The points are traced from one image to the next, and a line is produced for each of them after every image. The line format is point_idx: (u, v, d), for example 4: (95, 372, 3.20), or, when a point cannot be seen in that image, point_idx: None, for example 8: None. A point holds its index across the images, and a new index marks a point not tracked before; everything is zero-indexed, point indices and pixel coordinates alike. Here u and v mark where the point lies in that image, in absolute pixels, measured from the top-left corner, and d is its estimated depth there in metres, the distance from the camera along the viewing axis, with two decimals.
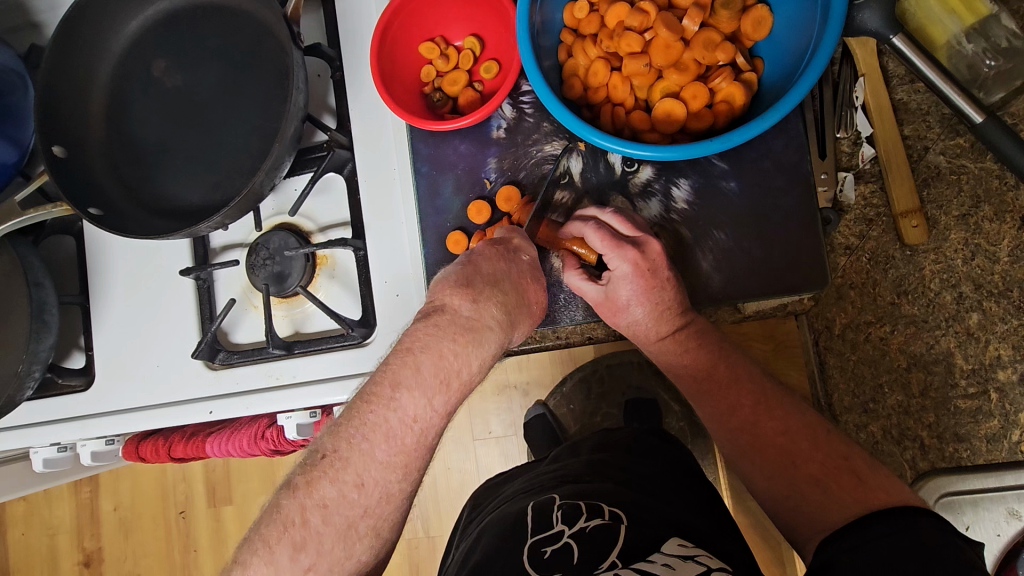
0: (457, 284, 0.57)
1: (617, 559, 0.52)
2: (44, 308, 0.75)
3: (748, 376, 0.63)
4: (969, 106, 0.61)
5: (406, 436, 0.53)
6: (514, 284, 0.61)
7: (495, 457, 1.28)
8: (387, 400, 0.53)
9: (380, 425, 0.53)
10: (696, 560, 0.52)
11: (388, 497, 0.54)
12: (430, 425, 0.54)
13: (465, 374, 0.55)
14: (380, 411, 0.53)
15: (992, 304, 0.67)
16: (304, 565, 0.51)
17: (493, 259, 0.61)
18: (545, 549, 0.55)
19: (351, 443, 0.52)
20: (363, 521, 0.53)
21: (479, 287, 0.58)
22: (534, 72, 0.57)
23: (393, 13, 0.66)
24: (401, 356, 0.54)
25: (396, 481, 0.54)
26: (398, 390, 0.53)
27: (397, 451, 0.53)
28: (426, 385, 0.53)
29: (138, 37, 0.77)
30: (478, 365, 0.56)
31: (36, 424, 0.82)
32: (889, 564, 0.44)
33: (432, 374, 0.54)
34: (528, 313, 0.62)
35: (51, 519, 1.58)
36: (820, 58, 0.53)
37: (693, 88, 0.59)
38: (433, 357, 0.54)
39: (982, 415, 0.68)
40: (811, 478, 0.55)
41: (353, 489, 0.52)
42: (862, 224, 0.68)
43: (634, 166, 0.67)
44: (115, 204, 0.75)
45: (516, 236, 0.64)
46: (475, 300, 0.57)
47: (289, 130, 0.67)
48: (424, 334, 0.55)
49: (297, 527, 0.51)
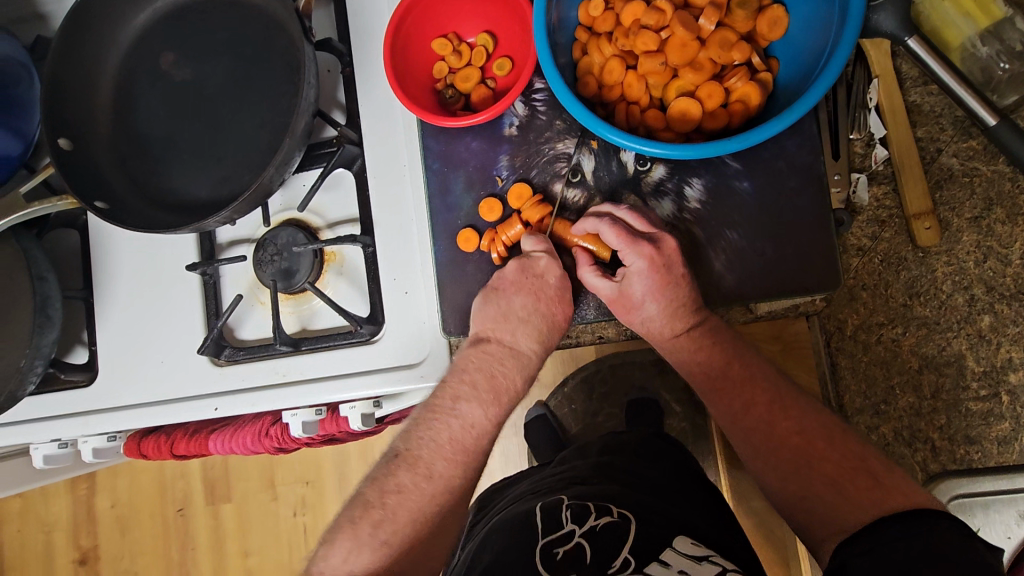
0: (497, 318, 0.65)
1: (630, 556, 0.52)
2: (47, 302, 0.75)
3: (763, 374, 0.63)
4: (983, 109, 0.62)
5: (465, 438, 0.62)
6: (545, 313, 0.65)
7: (496, 458, 1.28)
8: (449, 410, 0.62)
9: (443, 431, 0.62)
10: (710, 560, 0.53)
11: (450, 489, 0.60)
12: (484, 431, 0.63)
13: (513, 389, 0.65)
14: (443, 418, 0.62)
15: (1004, 307, 0.67)
16: (381, 539, 0.57)
17: (523, 291, 0.65)
18: (557, 550, 0.55)
19: (419, 442, 0.61)
20: (429, 507, 0.59)
21: (515, 320, 0.65)
22: (551, 69, 0.57)
23: (406, 9, 0.66)
24: (457, 374, 0.64)
25: (458, 476, 0.61)
26: (458, 402, 0.62)
27: (459, 450, 0.61)
28: (482, 398, 0.63)
29: (146, 30, 0.77)
30: (522, 381, 0.66)
31: (37, 419, 0.81)
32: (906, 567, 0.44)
33: (486, 389, 0.63)
34: (558, 330, 0.67)
35: (47, 517, 1.57)
36: (838, 58, 0.53)
37: (709, 87, 0.59)
38: (485, 375, 0.64)
39: (993, 417, 0.68)
40: (828, 480, 0.55)
41: (423, 479, 0.59)
42: (875, 225, 0.68)
43: (647, 165, 0.67)
44: (121, 198, 0.74)
45: (543, 257, 0.66)
46: (514, 332, 0.66)
47: (300, 126, 0.66)
48: (475, 358, 0.65)
49: (375, 508, 0.58)
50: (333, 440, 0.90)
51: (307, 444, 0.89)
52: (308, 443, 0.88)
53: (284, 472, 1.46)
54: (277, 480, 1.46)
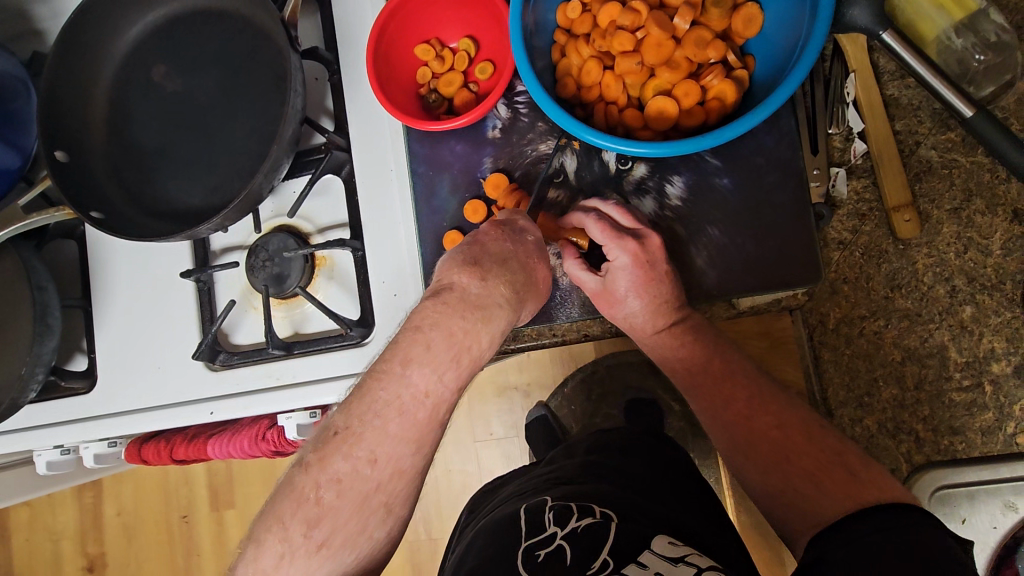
0: (466, 265, 0.58)
1: (609, 559, 0.52)
2: (47, 312, 0.76)
3: (744, 372, 0.64)
4: (959, 100, 0.62)
5: (418, 411, 0.54)
6: (523, 263, 0.61)
7: (496, 459, 1.29)
8: (398, 376, 0.54)
9: (392, 403, 0.53)
10: (687, 561, 0.52)
11: (400, 473, 0.55)
12: (441, 401, 0.55)
13: (476, 350, 0.56)
14: (391, 388, 0.53)
15: (985, 298, 0.67)
16: (318, 540, 0.52)
17: (498, 236, 0.62)
18: (538, 553, 0.55)
19: (364, 420, 0.53)
20: (376, 496, 0.54)
21: (488, 266, 0.59)
22: (528, 72, 0.58)
23: (389, 15, 0.67)
24: (410, 334, 0.55)
25: (409, 455, 0.54)
26: (409, 366, 0.54)
27: (409, 425, 0.54)
28: (437, 362, 0.54)
29: (139, 42, 0.78)
30: (488, 342, 0.57)
31: (39, 427, 0.83)
32: (884, 561, 0.44)
33: (443, 351, 0.54)
34: (537, 291, 0.63)
35: (55, 525, 1.59)
36: (809, 52, 0.53)
37: (685, 86, 0.60)
38: (443, 334, 0.55)
39: (976, 408, 0.68)
40: (805, 472, 0.55)
41: (367, 465, 0.53)
42: (855, 219, 0.68)
43: (628, 164, 0.68)
44: (115, 208, 0.75)
45: (521, 218, 0.64)
46: (483, 279, 0.57)
47: (287, 133, 0.68)
48: (433, 311, 0.56)
49: (310, 503, 0.52)
50: None
51: (303, 446, 0.90)
52: (305, 445, 0.90)
53: None
54: None
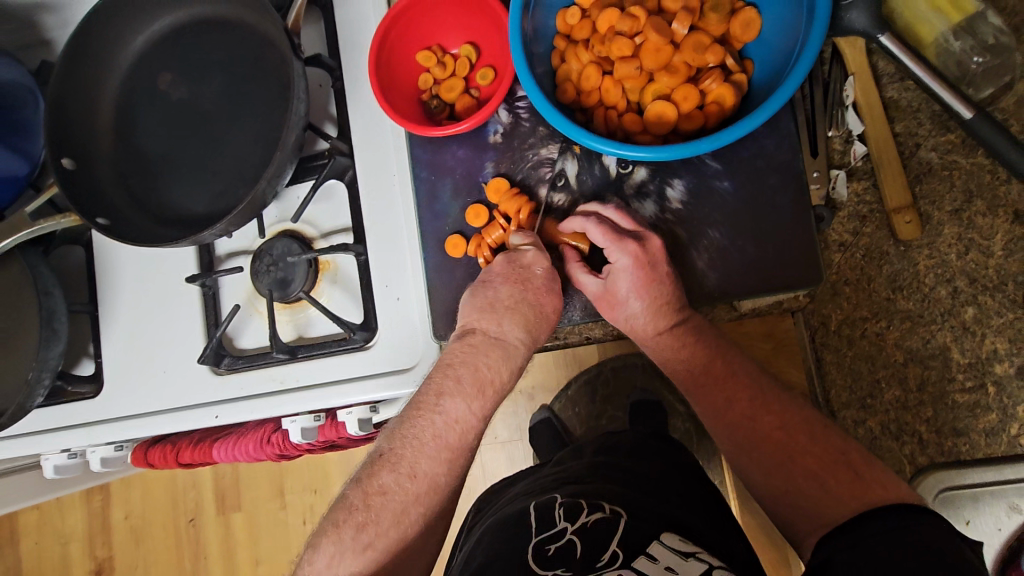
0: (483, 309, 0.65)
1: (618, 551, 0.53)
2: (53, 316, 0.77)
3: (745, 373, 0.64)
4: (958, 103, 0.62)
5: (451, 435, 0.61)
6: (531, 303, 0.64)
7: (501, 461, 1.28)
8: (433, 405, 0.61)
9: (427, 428, 0.61)
10: (697, 557, 0.53)
11: (436, 488, 0.61)
12: (469, 427, 0.62)
13: (499, 382, 0.64)
14: (428, 415, 0.61)
15: (988, 299, 0.66)
16: (364, 542, 0.58)
17: (509, 283, 0.64)
18: (548, 548, 0.55)
19: (405, 441, 0.61)
20: (415, 508, 0.60)
21: (501, 310, 0.64)
22: (527, 77, 0.59)
23: (390, 23, 0.68)
24: (443, 370, 0.63)
25: (443, 473, 0.61)
26: (442, 397, 0.61)
27: (443, 448, 0.61)
28: (466, 393, 0.62)
29: (145, 51, 0.80)
30: (509, 375, 0.65)
31: (47, 431, 0.83)
32: (891, 563, 0.44)
33: (471, 383, 0.62)
34: (547, 322, 0.65)
35: (63, 529, 1.60)
36: (806, 55, 0.54)
37: (684, 90, 0.60)
38: (470, 370, 0.63)
39: (979, 409, 0.67)
40: (808, 473, 0.56)
41: (407, 479, 0.60)
42: (855, 221, 0.69)
43: (629, 168, 0.68)
44: (122, 214, 0.76)
45: (529, 252, 0.66)
46: (500, 321, 0.64)
47: (290, 139, 0.68)
48: (461, 352, 0.64)
49: (360, 510, 0.59)
50: (334, 445, 0.92)
51: (308, 450, 0.91)
52: (309, 449, 0.90)
53: (293, 480, 1.48)
54: (286, 488, 1.48)
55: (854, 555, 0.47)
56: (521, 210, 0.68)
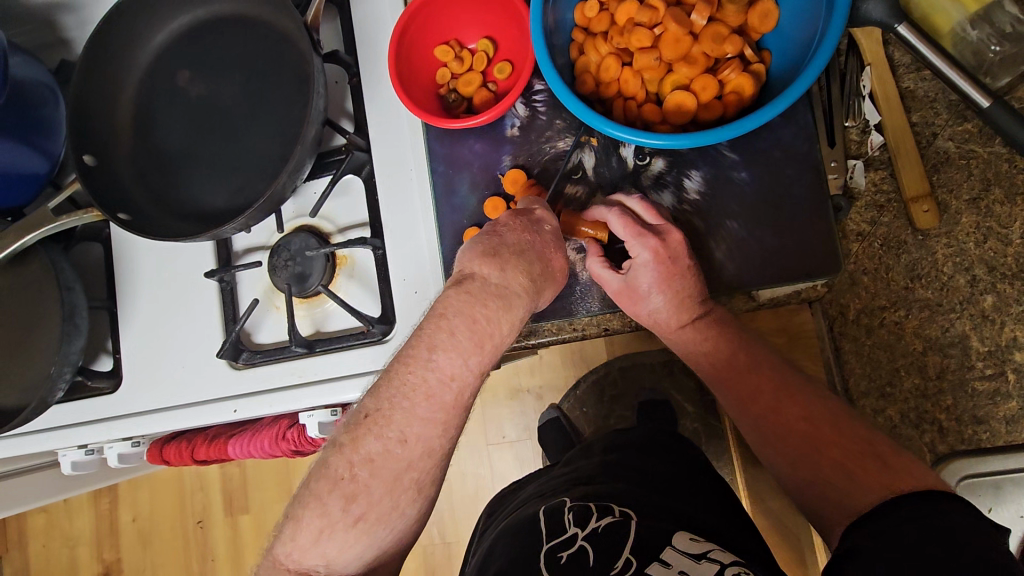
0: (485, 254, 0.59)
1: (631, 558, 0.52)
2: (75, 311, 0.77)
3: (768, 364, 0.65)
4: (975, 91, 0.62)
5: (445, 395, 0.55)
6: (540, 252, 0.62)
7: (509, 462, 1.36)
8: (424, 361, 0.55)
9: (418, 386, 0.54)
10: (709, 558, 0.52)
11: (430, 453, 0.55)
12: (466, 384, 0.56)
13: (499, 335, 0.57)
14: (418, 371, 0.54)
15: (1007, 286, 0.65)
16: (355, 514, 0.53)
17: (517, 231, 0.62)
18: (561, 555, 0.55)
19: (392, 403, 0.54)
20: (408, 475, 0.54)
21: (506, 256, 0.59)
22: (548, 68, 0.59)
23: (409, 18, 0.69)
24: (434, 321, 0.56)
25: (437, 437, 0.55)
26: (435, 351, 0.55)
27: (437, 408, 0.55)
28: (461, 346, 0.55)
29: (164, 49, 0.80)
30: (510, 327, 0.58)
31: (64, 427, 0.84)
32: (915, 549, 0.44)
33: (467, 336, 0.55)
34: (554, 280, 0.63)
35: (71, 531, 1.60)
36: (826, 44, 0.54)
37: (703, 80, 0.60)
38: (466, 321, 0.56)
39: (1000, 397, 0.66)
40: (835, 463, 0.56)
41: (398, 444, 0.53)
42: (873, 210, 0.67)
43: (646, 159, 0.69)
44: (142, 210, 0.77)
45: (538, 207, 0.65)
46: (503, 268, 0.58)
47: (310, 133, 0.69)
48: (457, 300, 0.57)
49: (346, 480, 0.53)
50: None
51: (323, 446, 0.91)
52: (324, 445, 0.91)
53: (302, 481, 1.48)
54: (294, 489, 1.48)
55: (877, 543, 0.47)
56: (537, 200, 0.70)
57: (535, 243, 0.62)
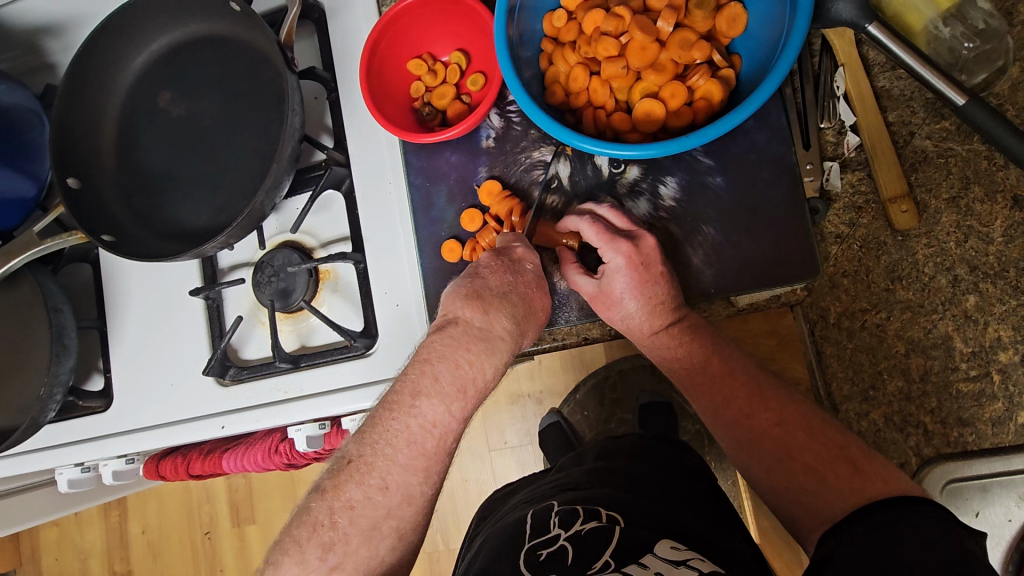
0: (468, 298, 0.59)
1: (610, 560, 0.52)
2: (63, 332, 0.79)
3: (742, 369, 0.64)
4: (951, 90, 0.60)
5: (427, 441, 0.55)
6: (522, 294, 0.62)
7: (511, 467, 1.36)
8: (408, 408, 0.55)
9: (400, 433, 0.54)
10: (688, 564, 0.51)
11: (410, 500, 0.54)
12: (449, 430, 0.56)
13: (481, 381, 0.57)
14: (401, 418, 0.54)
15: (989, 286, 0.64)
16: (332, 564, 0.52)
17: (497, 273, 0.63)
18: (540, 553, 0.56)
19: (375, 448, 0.54)
20: (387, 522, 0.53)
21: (489, 299, 0.60)
22: (514, 82, 0.59)
23: (379, 34, 0.69)
24: (418, 366, 0.56)
25: (418, 483, 0.55)
26: (418, 398, 0.54)
27: (418, 454, 0.54)
28: (444, 393, 0.55)
29: (145, 70, 0.81)
30: (492, 372, 0.58)
31: (60, 445, 0.85)
32: (889, 555, 0.44)
33: (449, 382, 0.55)
34: (536, 319, 0.63)
35: (82, 544, 1.62)
36: (791, 47, 0.54)
37: (672, 87, 0.60)
38: (450, 366, 0.56)
39: (985, 398, 0.65)
40: (808, 468, 0.56)
41: (378, 492, 0.53)
42: (852, 212, 0.66)
43: (621, 167, 0.68)
44: (126, 231, 0.78)
45: (518, 247, 0.65)
46: (486, 311, 0.59)
47: (286, 151, 0.69)
48: (440, 345, 0.57)
49: (325, 528, 0.52)
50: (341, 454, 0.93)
51: (316, 459, 0.91)
52: (317, 458, 0.91)
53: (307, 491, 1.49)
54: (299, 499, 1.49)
55: (854, 549, 0.47)
56: (512, 212, 0.70)
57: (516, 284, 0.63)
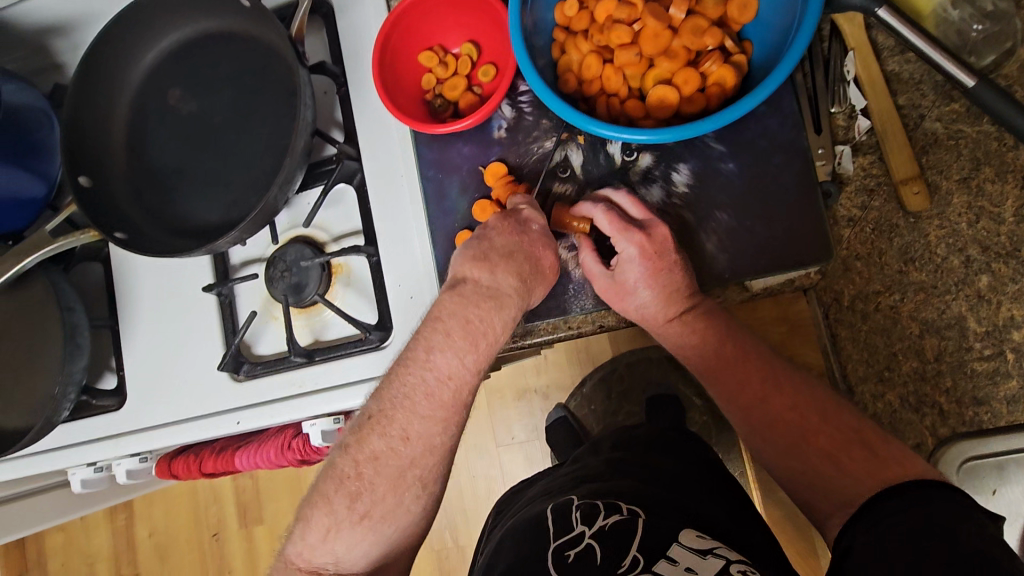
0: (475, 258, 0.63)
1: (638, 555, 0.52)
2: (76, 331, 0.79)
3: (757, 352, 0.65)
4: (959, 71, 0.61)
5: (443, 392, 0.60)
6: (527, 253, 0.63)
7: (519, 462, 1.37)
8: (422, 361, 0.60)
9: (417, 386, 0.59)
10: (715, 554, 0.52)
11: (431, 449, 0.60)
12: (463, 381, 0.60)
13: (492, 335, 0.61)
14: (417, 371, 0.59)
15: (1002, 265, 0.63)
16: (360, 511, 0.59)
17: (504, 233, 0.64)
18: (568, 553, 0.55)
19: (394, 402, 0.59)
20: (411, 471, 0.60)
21: (495, 259, 0.63)
22: (529, 70, 0.59)
23: (392, 27, 0.69)
24: (431, 324, 0.61)
25: (438, 434, 0.60)
26: (432, 350, 0.60)
27: (436, 406, 0.60)
28: (457, 346, 0.60)
29: (155, 67, 0.81)
30: (502, 328, 0.62)
31: (73, 445, 0.85)
32: (909, 541, 0.45)
33: (461, 335, 0.60)
34: (544, 279, 0.64)
35: (89, 548, 1.62)
36: (804, 32, 0.55)
37: (685, 73, 0.61)
38: (461, 322, 0.60)
39: (999, 376, 0.63)
40: (824, 453, 0.56)
41: (400, 443, 0.59)
42: (863, 194, 0.67)
43: (633, 155, 0.69)
44: (138, 228, 0.78)
45: (524, 206, 0.66)
46: (493, 270, 0.62)
47: (299, 145, 0.70)
48: (451, 303, 0.62)
49: (352, 479, 0.59)
50: None
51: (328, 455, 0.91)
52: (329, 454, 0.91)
53: None
54: None
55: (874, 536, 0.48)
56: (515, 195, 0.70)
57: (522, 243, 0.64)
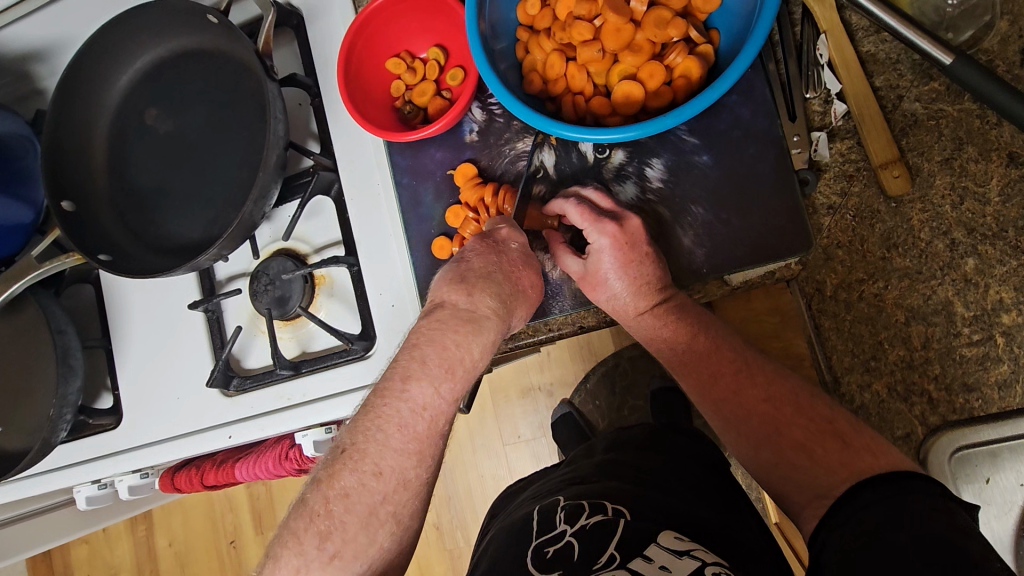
0: (453, 281, 0.60)
1: (615, 553, 0.52)
2: (68, 353, 0.79)
3: (730, 346, 0.63)
4: (936, 50, 0.59)
5: (418, 424, 0.55)
6: (507, 272, 0.62)
7: (527, 460, 1.36)
8: (398, 392, 0.55)
9: (391, 418, 0.55)
10: (692, 555, 0.51)
11: (406, 484, 0.55)
12: (439, 413, 0.56)
13: (469, 361, 0.57)
14: (392, 403, 0.55)
15: (989, 247, 0.62)
16: (329, 552, 0.52)
17: (482, 253, 0.62)
18: (547, 550, 0.55)
19: (367, 435, 0.55)
20: (383, 508, 0.54)
21: (473, 280, 0.60)
22: (490, 76, 0.59)
23: (355, 36, 0.69)
24: (408, 352, 0.57)
25: (412, 467, 0.55)
26: (408, 381, 0.55)
27: (410, 438, 0.55)
28: (433, 374, 0.55)
29: (130, 88, 0.82)
30: (481, 354, 0.58)
31: (75, 464, 0.86)
32: (879, 537, 0.44)
33: (438, 364, 0.56)
34: (526, 297, 0.63)
35: (112, 560, 1.66)
36: (765, 20, 0.53)
37: (650, 67, 0.59)
38: (437, 349, 0.56)
39: (989, 361, 0.63)
40: (795, 444, 0.55)
41: (372, 478, 0.54)
42: (843, 180, 0.65)
43: (606, 152, 0.68)
44: (123, 249, 0.78)
45: (504, 227, 0.64)
46: (471, 293, 0.59)
47: (272, 159, 0.70)
48: (428, 329, 0.58)
49: (321, 517, 0.52)
50: None
51: None
52: None
53: None
54: None
55: (845, 540, 0.46)
56: (480, 196, 0.69)
57: (500, 264, 0.63)
